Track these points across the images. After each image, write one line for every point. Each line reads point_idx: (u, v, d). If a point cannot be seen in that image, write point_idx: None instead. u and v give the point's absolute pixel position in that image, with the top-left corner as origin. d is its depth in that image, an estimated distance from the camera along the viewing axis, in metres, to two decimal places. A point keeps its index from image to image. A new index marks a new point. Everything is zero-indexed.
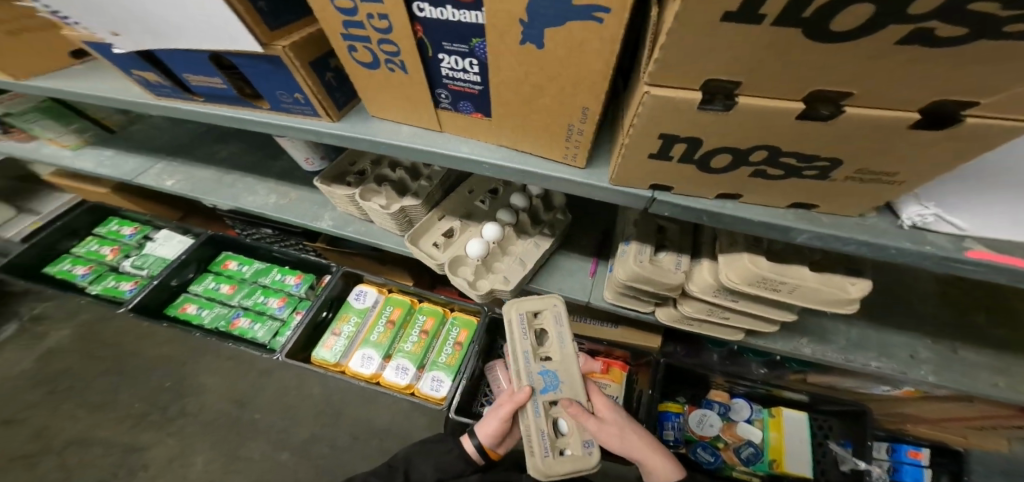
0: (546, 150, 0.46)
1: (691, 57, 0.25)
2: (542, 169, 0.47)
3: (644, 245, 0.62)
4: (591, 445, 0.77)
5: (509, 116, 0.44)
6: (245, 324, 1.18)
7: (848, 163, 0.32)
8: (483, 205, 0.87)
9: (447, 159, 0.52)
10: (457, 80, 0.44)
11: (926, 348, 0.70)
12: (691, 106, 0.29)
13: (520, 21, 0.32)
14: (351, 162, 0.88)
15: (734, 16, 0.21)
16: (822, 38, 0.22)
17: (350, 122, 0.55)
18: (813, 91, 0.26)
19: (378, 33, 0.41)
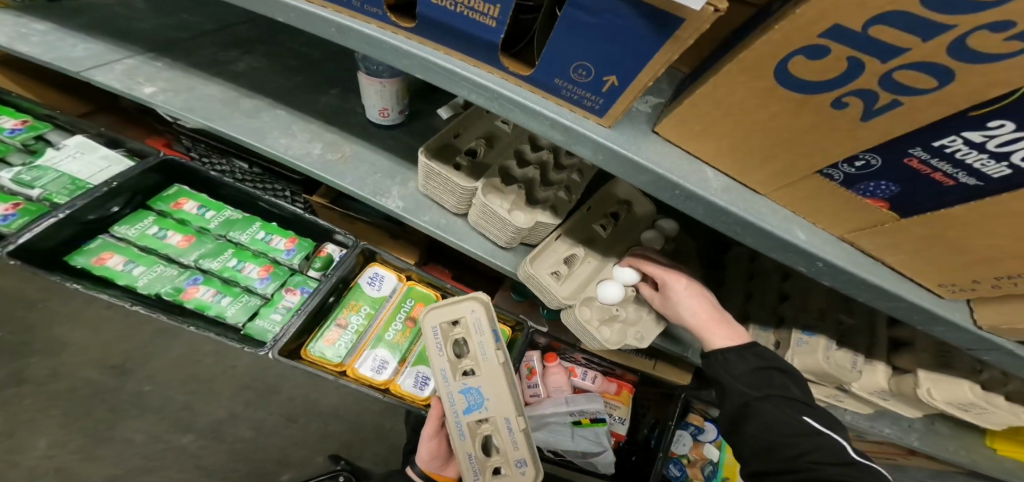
0: (918, 271, 0.37)
1: None
2: (893, 288, 0.38)
3: (829, 340, 0.59)
4: (523, 464, 0.71)
5: (949, 227, 0.31)
6: (204, 297, 0.81)
7: None
8: (606, 231, 0.70)
9: (766, 241, 0.38)
10: (947, 162, 0.27)
11: (921, 420, 0.85)
12: None
13: None
14: (455, 135, 0.63)
15: None
16: None
17: (630, 136, 0.39)
18: None
19: (943, 51, 0.21)
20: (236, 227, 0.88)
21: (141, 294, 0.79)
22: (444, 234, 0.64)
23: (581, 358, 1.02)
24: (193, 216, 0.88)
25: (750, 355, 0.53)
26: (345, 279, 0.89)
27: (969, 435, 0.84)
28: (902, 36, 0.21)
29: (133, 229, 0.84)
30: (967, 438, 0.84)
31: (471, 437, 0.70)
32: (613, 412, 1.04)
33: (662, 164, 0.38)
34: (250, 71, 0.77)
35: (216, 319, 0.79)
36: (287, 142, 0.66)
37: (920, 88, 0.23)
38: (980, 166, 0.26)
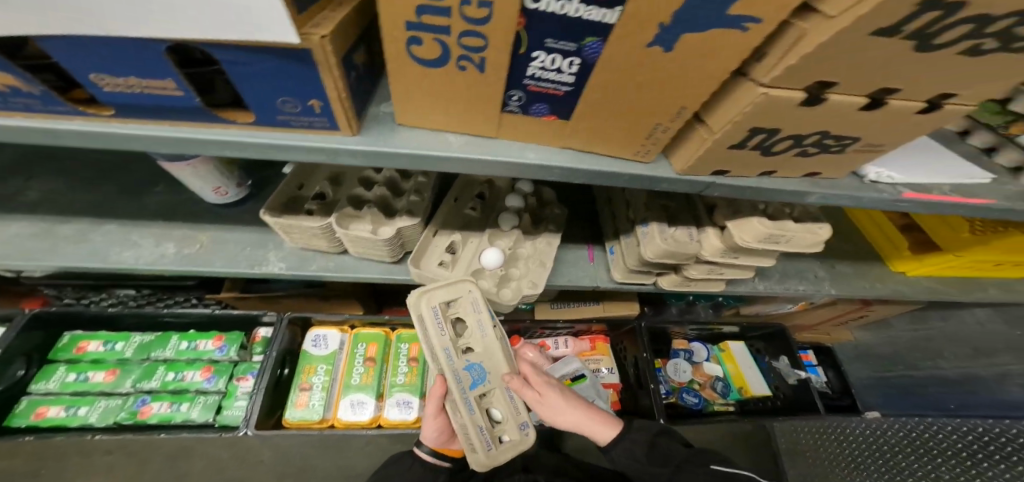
0: (613, 150, 0.49)
1: (832, 61, 0.30)
2: (611, 167, 0.51)
3: (661, 224, 0.71)
4: (525, 426, 0.79)
5: (596, 117, 0.44)
6: (163, 409, 0.95)
7: (860, 138, 0.43)
8: (475, 212, 0.87)
9: (511, 167, 0.51)
10: (543, 80, 0.41)
11: (822, 268, 0.98)
12: (792, 101, 0.35)
13: (661, 25, 0.30)
14: (299, 185, 0.76)
15: (886, 32, 0.26)
16: (926, 48, 0.28)
17: (376, 134, 0.48)
18: (883, 86, 0.34)
19: (465, 20, 0.33)
20: (155, 346, 1.01)
21: (99, 425, 0.93)
22: (333, 273, 0.78)
23: (546, 329, 1.26)
24: (106, 352, 0.99)
25: (635, 435, 0.78)
26: (289, 349, 1.05)
27: (859, 268, 1.00)
28: (439, 17, 0.33)
29: (51, 383, 0.95)
30: (858, 271, 0.99)
31: (479, 410, 0.76)
32: (599, 364, 1.27)
33: (404, 146, 0.47)
34: (44, 195, 0.82)
35: (183, 422, 0.94)
36: (132, 254, 0.76)
37: (478, 44, 0.35)
38: (560, 79, 0.40)
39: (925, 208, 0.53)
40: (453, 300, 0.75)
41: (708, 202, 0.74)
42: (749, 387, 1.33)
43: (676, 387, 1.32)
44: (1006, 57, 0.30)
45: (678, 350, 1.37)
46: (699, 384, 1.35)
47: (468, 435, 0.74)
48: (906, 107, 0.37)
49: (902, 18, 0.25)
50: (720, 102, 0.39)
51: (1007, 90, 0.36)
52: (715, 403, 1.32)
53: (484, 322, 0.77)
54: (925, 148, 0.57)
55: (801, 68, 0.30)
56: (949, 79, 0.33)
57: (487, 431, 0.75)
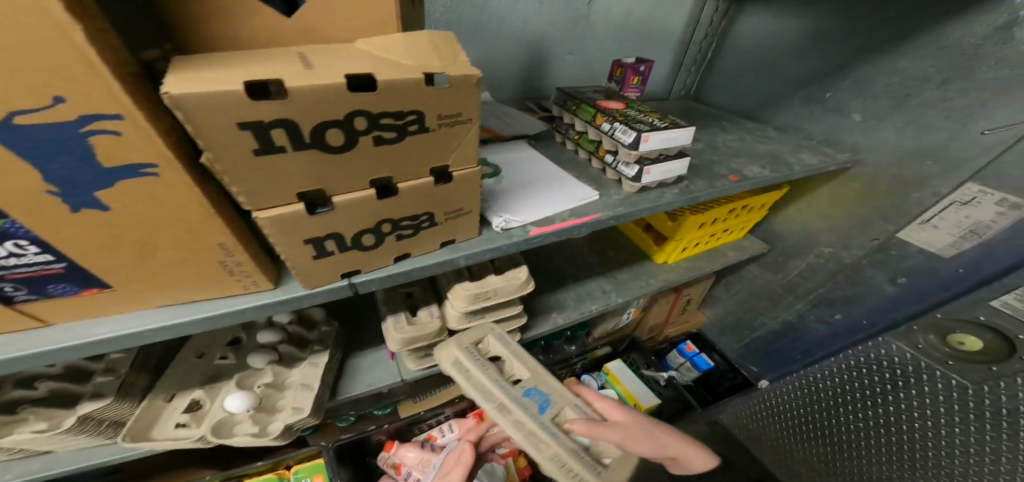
0: (214, 291, 0.46)
1: (269, 178, 0.35)
2: (224, 306, 0.46)
3: (398, 315, 0.71)
4: (611, 457, 0.64)
5: (145, 272, 0.41)
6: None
7: (434, 212, 0.49)
8: (228, 359, 0.78)
9: (78, 349, 0.41)
10: (16, 269, 0.35)
11: (607, 282, 1.05)
12: (298, 213, 0.39)
13: (49, 192, 0.30)
14: None
15: (262, 150, 0.32)
16: (330, 149, 0.35)
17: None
18: (370, 178, 0.41)
19: None
20: None
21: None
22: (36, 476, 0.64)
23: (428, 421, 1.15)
24: None
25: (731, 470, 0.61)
26: None
27: (637, 270, 1.10)
28: None
29: None
30: (637, 273, 1.09)
31: (561, 433, 0.63)
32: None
33: None
34: None
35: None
36: None
37: None
38: (30, 261, 0.35)
39: (561, 235, 0.60)
40: (480, 342, 0.73)
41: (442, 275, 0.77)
42: (641, 403, 1.26)
43: None
44: (417, 137, 0.39)
45: None
46: None
47: (567, 466, 0.59)
48: (421, 184, 0.44)
49: (255, 140, 0.32)
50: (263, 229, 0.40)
51: (478, 153, 0.46)
52: None
53: (519, 352, 0.74)
54: (551, 186, 0.68)
55: (254, 188, 0.35)
56: (407, 157, 0.41)
57: (584, 455, 0.60)
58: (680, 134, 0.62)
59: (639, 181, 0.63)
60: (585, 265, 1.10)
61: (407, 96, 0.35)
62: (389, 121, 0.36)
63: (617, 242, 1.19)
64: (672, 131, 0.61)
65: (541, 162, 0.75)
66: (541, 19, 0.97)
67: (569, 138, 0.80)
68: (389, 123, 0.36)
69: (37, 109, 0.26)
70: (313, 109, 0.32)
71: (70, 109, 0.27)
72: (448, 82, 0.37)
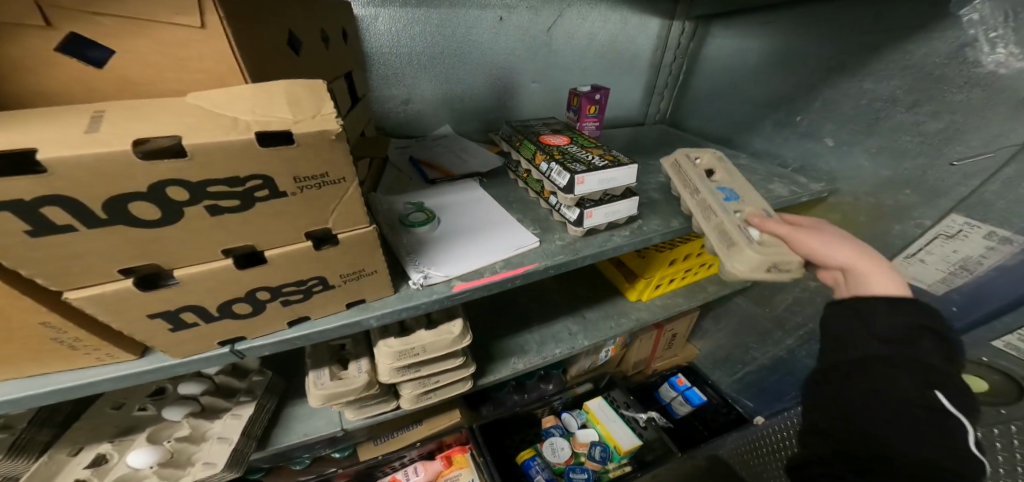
0: (59, 363, 0.36)
1: (67, 259, 0.29)
2: (73, 378, 0.37)
3: (322, 370, 0.63)
4: (756, 240, 0.53)
5: None
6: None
7: (326, 276, 0.42)
8: (147, 411, 0.69)
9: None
10: None
11: (573, 323, 1.00)
12: (126, 291, 0.32)
13: None
14: None
15: (38, 232, 0.26)
16: (130, 221, 0.29)
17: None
18: (222, 248, 0.34)
19: None
20: None
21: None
22: None
23: (391, 465, 1.05)
24: None
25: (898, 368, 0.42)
26: None
27: (609, 307, 1.04)
28: None
29: None
30: (609, 310, 1.04)
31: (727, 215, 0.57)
32: (460, 481, 1.08)
33: None
34: None
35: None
36: None
37: None
38: None
39: (490, 289, 0.53)
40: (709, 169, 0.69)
41: None
42: (620, 444, 1.22)
43: (562, 469, 1.20)
44: (269, 201, 0.33)
45: (549, 428, 1.27)
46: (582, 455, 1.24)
47: (721, 224, 0.55)
48: (296, 249, 0.37)
49: (27, 222, 0.26)
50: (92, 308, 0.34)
51: (366, 212, 0.38)
52: (606, 472, 1.20)
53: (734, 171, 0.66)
54: (489, 230, 0.60)
55: (50, 270, 0.29)
56: (268, 223, 0.34)
57: (737, 229, 0.54)
58: (618, 174, 0.55)
59: (581, 226, 0.55)
60: (555, 303, 1.05)
61: (237, 158, 0.29)
62: (219, 188, 0.30)
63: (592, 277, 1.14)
64: (610, 170, 0.55)
65: (484, 200, 0.67)
66: (500, 47, 0.92)
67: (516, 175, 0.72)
68: (220, 190, 0.30)
69: None
70: (90, 180, 0.26)
71: None
72: (294, 141, 0.30)
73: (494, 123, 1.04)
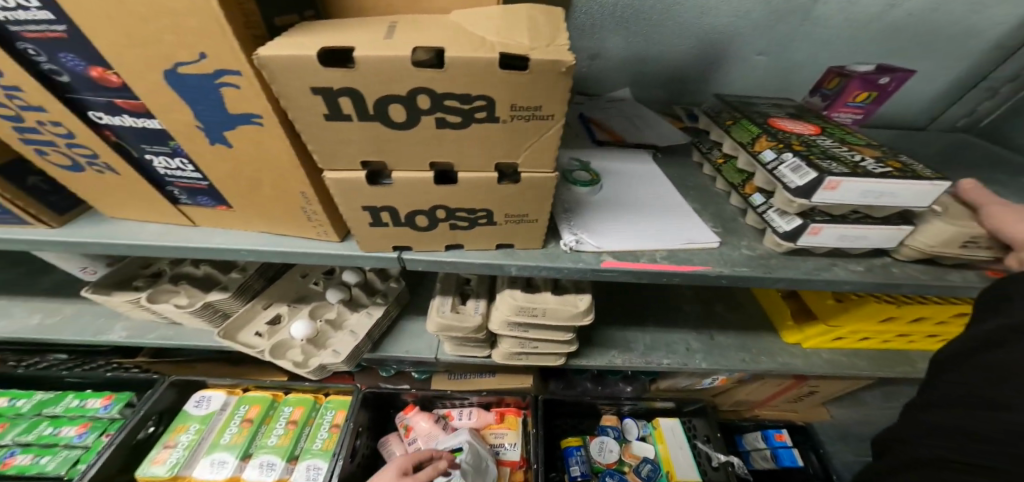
0: (300, 231, 0.48)
1: (334, 144, 0.33)
2: (303, 246, 0.49)
3: (446, 298, 0.70)
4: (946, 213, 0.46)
5: (255, 204, 0.43)
6: (24, 461, 0.99)
7: (496, 211, 0.43)
8: (316, 286, 0.88)
9: (202, 253, 0.49)
10: (180, 177, 0.42)
11: (695, 339, 0.89)
12: (357, 181, 0.37)
13: (197, 127, 0.34)
14: (142, 265, 0.81)
15: (333, 117, 0.30)
16: (394, 125, 0.32)
17: (82, 228, 0.49)
18: (431, 161, 0.36)
19: (59, 137, 0.38)
20: (49, 403, 1.09)
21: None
22: (169, 341, 0.82)
23: (454, 400, 1.17)
24: (5, 408, 1.08)
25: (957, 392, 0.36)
26: (165, 410, 1.09)
27: (744, 341, 0.89)
28: (33, 135, 0.39)
29: None
30: (743, 344, 0.89)
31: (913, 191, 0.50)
32: (503, 440, 1.11)
33: (101, 237, 0.48)
34: None
35: (36, 474, 0.96)
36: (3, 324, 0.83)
37: (88, 149, 0.39)
38: (193, 175, 0.42)
39: (641, 276, 0.49)
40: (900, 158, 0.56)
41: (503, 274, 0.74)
42: (676, 473, 1.07)
43: (600, 469, 1.12)
44: (485, 123, 0.32)
45: (605, 426, 1.18)
46: (626, 466, 1.13)
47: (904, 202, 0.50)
48: (483, 179, 0.38)
49: (328, 107, 0.30)
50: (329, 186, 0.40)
51: (557, 157, 0.36)
52: None
53: None
54: (656, 214, 0.54)
55: (322, 151, 0.34)
56: (473, 147, 0.35)
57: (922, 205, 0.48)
58: (900, 189, 0.40)
59: (796, 241, 0.44)
60: (678, 313, 0.95)
61: (474, 78, 0.28)
62: (454, 103, 0.30)
63: (734, 301, 0.99)
64: (887, 182, 0.39)
65: (661, 181, 0.60)
66: (732, 7, 0.74)
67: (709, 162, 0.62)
68: (454, 106, 0.31)
69: (189, 61, 0.28)
70: (377, 78, 0.28)
71: (209, 65, 0.28)
72: (528, 67, 0.28)
73: (677, 98, 0.89)
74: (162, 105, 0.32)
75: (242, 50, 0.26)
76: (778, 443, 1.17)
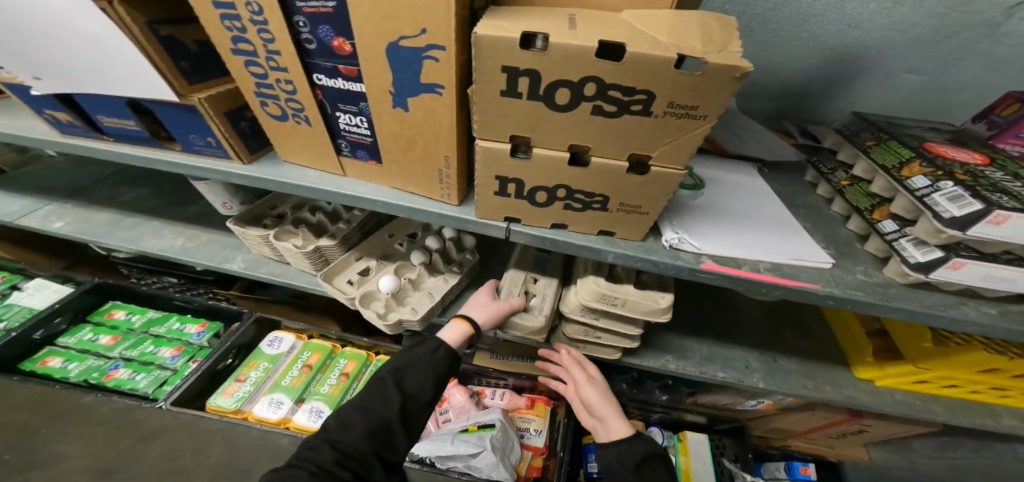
0: (428, 192, 0.57)
1: (493, 117, 0.40)
2: (425, 206, 0.58)
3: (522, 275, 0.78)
4: None
5: (401, 161, 0.54)
6: (124, 375, 1.09)
7: (612, 198, 0.46)
8: (401, 247, 0.97)
9: (346, 198, 0.60)
10: (352, 132, 0.53)
11: (756, 359, 0.85)
12: (503, 152, 0.43)
13: (389, 92, 0.44)
14: (270, 207, 0.98)
15: (506, 93, 0.36)
16: (554, 106, 0.37)
17: (263, 166, 0.62)
18: (570, 143, 0.41)
19: (282, 90, 0.50)
20: (155, 323, 1.20)
21: (73, 381, 1.07)
22: (274, 278, 0.94)
23: (490, 378, 1.23)
24: (121, 320, 1.21)
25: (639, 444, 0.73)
26: (241, 344, 1.17)
27: (811, 369, 0.84)
28: (265, 87, 0.51)
29: (72, 338, 1.16)
30: (809, 372, 0.84)
31: None
32: (530, 425, 1.15)
33: (276, 175, 0.61)
34: (136, 197, 1.21)
35: (131, 389, 1.06)
36: (156, 241, 1.04)
37: (297, 102, 0.51)
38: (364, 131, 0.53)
39: (739, 284, 0.49)
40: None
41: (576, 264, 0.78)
42: None
43: None
44: (636, 117, 0.36)
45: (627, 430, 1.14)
46: None
47: None
48: (613, 166, 0.42)
49: (506, 84, 0.36)
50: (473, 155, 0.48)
51: (693, 155, 0.39)
52: None
53: None
54: (762, 226, 0.54)
55: (483, 121, 0.41)
56: (615, 135, 0.38)
57: None
58: None
59: (930, 273, 0.43)
60: (742, 332, 0.92)
61: (646, 75, 0.32)
62: (616, 94, 0.34)
63: (807, 330, 0.94)
64: None
65: (768, 194, 0.61)
66: (886, 19, 0.68)
67: (830, 182, 0.61)
68: (615, 97, 0.34)
69: (412, 37, 0.38)
70: (560, 63, 0.33)
71: (424, 40, 0.38)
72: (703, 69, 0.30)
73: (793, 111, 0.85)
74: (373, 72, 0.43)
75: (454, 29, 0.36)
76: (800, 476, 1.11)
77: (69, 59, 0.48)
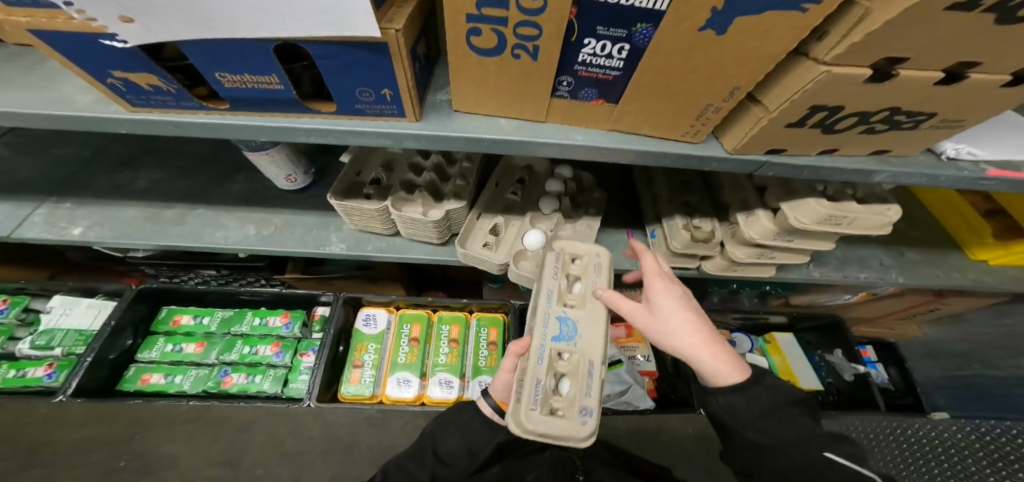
0: (664, 130, 0.49)
1: (889, 40, 0.30)
2: (658, 147, 0.50)
3: (682, 217, 0.77)
4: None
5: (651, 96, 0.44)
6: (242, 380, 1.01)
7: (938, 116, 0.41)
8: (517, 196, 0.87)
9: (558, 148, 0.50)
10: (592, 66, 0.42)
11: (887, 255, 0.90)
12: (856, 79, 0.35)
13: (712, 10, 0.32)
14: (357, 173, 0.81)
15: (959, 7, 0.26)
16: (1006, 21, 0.28)
17: (434, 120, 0.50)
18: (957, 62, 0.33)
19: (518, 16, 0.36)
20: (234, 322, 1.08)
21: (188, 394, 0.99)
22: (386, 254, 0.84)
23: None
24: (194, 326, 1.08)
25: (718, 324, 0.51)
26: (344, 328, 1.11)
27: (932, 255, 0.90)
28: (491, 14, 0.37)
29: (154, 352, 1.03)
30: (932, 258, 0.90)
31: None
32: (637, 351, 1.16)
33: (463, 130, 0.49)
34: (151, 182, 0.94)
35: (258, 393, 1.00)
36: (223, 234, 0.85)
37: (532, 33, 0.38)
38: (608, 63, 0.42)
39: (1013, 186, 0.49)
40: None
41: (738, 188, 0.73)
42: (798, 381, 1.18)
43: None
44: None
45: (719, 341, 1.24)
46: None
47: None
48: (988, 82, 0.35)
49: None
50: (784, 80, 0.39)
51: None
52: None
53: None
54: (1009, 127, 0.53)
55: (868, 45, 0.31)
56: None
57: None
58: None
59: None
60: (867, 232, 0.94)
61: None
62: None
63: (919, 220, 0.98)
64: None
65: None
66: None
67: None
68: None
69: None
70: None
71: None
72: None
73: None
74: None
75: None
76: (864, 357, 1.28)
77: (205, 1, 0.30)
